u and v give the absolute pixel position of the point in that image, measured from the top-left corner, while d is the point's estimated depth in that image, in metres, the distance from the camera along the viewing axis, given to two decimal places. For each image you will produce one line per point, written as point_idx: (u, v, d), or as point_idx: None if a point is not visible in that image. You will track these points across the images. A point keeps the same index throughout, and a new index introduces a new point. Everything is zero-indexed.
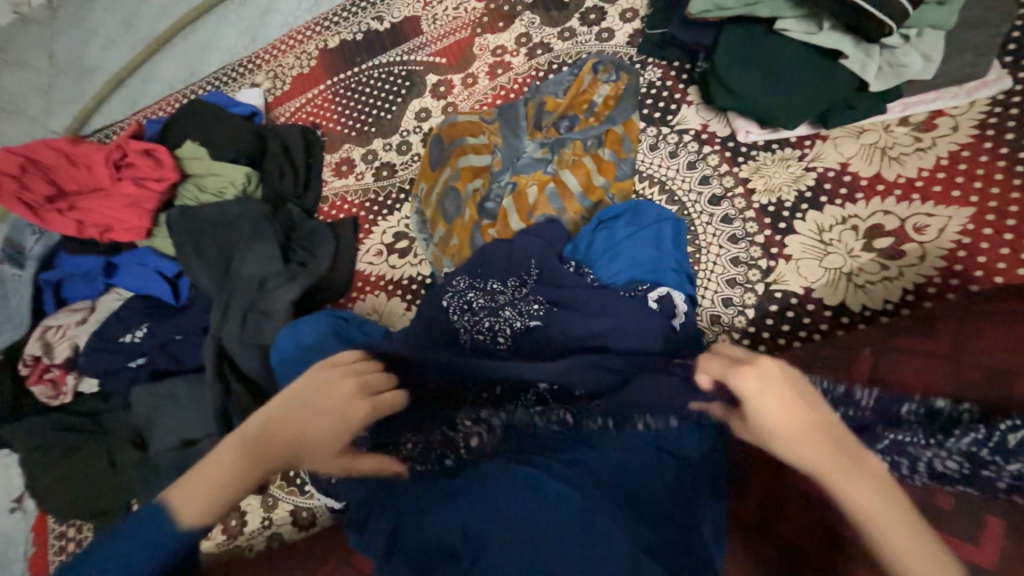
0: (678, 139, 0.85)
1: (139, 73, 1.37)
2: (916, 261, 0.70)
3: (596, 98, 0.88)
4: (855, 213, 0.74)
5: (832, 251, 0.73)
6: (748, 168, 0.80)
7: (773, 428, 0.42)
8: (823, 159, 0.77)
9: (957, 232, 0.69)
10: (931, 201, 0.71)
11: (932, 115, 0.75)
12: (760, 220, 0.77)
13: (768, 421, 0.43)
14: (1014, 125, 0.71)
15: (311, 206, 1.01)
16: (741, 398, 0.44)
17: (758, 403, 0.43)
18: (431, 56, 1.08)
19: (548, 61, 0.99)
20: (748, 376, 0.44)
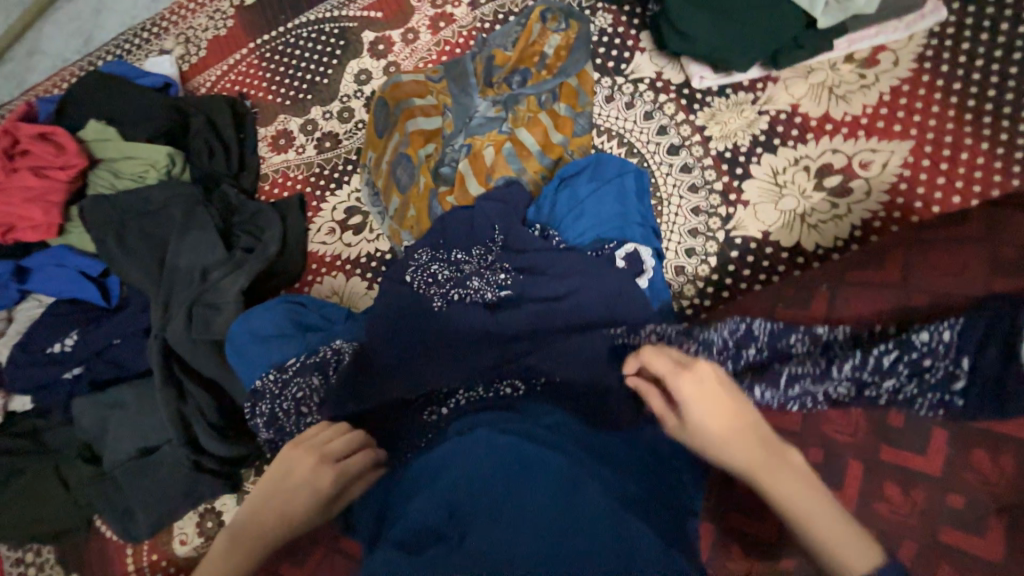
0: (634, 89, 0.83)
1: (22, 44, 1.19)
2: (862, 197, 0.72)
3: (546, 48, 0.84)
4: (806, 154, 0.76)
5: (786, 193, 0.75)
6: (704, 114, 0.79)
7: (711, 427, 0.45)
8: (775, 101, 0.77)
9: (899, 166, 0.72)
10: (876, 137, 0.74)
11: (874, 51, 0.76)
12: (717, 168, 0.78)
13: (707, 420, 0.45)
14: (948, 58, 0.73)
15: (250, 186, 0.92)
16: (682, 400, 0.46)
17: (698, 404, 0.45)
18: (365, 10, 0.98)
19: (493, 11, 0.92)
20: (685, 384, 0.45)
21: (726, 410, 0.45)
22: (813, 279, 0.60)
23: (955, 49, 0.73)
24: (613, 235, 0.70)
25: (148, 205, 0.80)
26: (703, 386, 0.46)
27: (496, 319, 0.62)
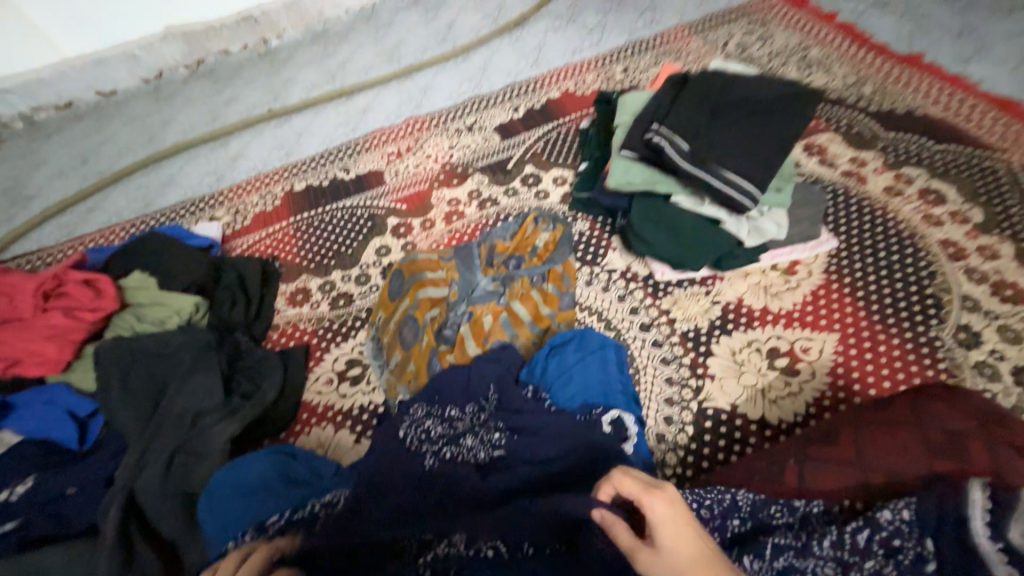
0: (608, 277, 1.01)
1: (86, 202, 1.38)
2: (809, 378, 0.84)
3: (538, 242, 1.04)
4: (756, 338, 0.89)
5: (746, 370, 0.86)
6: (668, 300, 0.96)
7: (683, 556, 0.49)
8: (723, 294, 0.95)
9: (833, 353, 0.86)
10: (809, 328, 0.89)
11: (793, 264, 0.97)
12: (683, 345, 0.90)
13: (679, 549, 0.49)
14: (848, 272, 0.95)
15: (260, 334, 1.00)
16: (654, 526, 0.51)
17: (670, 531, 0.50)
18: (392, 202, 1.23)
19: (496, 212, 1.17)
20: (659, 509, 0.52)
21: (692, 536, 0.50)
22: (782, 451, 0.63)
23: (851, 266, 0.95)
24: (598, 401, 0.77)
25: (160, 347, 0.83)
26: (673, 510, 0.52)
27: (485, 480, 0.63)
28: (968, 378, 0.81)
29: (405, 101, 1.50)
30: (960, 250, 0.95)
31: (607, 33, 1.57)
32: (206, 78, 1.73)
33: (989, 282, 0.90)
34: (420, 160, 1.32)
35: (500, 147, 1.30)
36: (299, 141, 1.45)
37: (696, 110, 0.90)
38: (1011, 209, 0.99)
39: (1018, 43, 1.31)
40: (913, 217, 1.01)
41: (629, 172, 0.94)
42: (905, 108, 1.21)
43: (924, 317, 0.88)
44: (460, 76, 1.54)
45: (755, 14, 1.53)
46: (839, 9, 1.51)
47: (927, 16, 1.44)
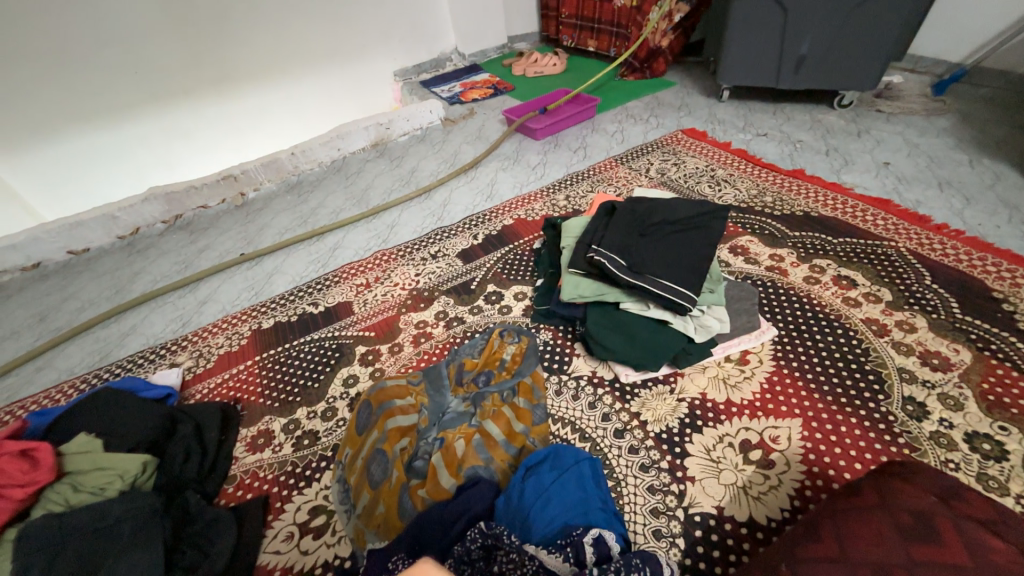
0: (576, 384, 1.03)
1: (37, 361, 1.34)
2: (785, 468, 0.84)
3: (504, 356, 1.08)
4: (726, 431, 0.91)
5: (724, 467, 0.86)
6: (636, 402, 0.98)
7: None
8: (687, 390, 0.99)
9: (802, 439, 0.88)
10: (773, 416, 0.92)
11: (744, 353, 1.04)
12: (658, 447, 0.90)
13: None
14: (794, 357, 1.02)
15: (213, 490, 0.93)
16: None
17: None
18: (361, 330, 1.26)
19: (462, 330, 1.21)
20: None
21: None
22: (772, 558, 0.61)
23: (795, 351, 1.03)
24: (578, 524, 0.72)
25: (97, 522, 0.75)
26: None
27: None
28: (929, 449, 0.84)
29: (372, 237, 1.63)
30: (883, 327, 1.06)
31: (548, 169, 1.85)
32: (182, 230, 1.85)
33: (916, 353, 0.99)
34: (388, 287, 1.39)
35: (463, 271, 1.40)
36: (270, 280, 1.51)
37: (627, 228, 1.04)
38: (912, 287, 1.14)
39: (873, 156, 1.63)
40: (835, 301, 1.13)
41: (576, 285, 1.03)
42: (801, 211, 1.43)
43: (872, 394, 0.93)
44: (423, 212, 1.72)
45: (666, 147, 1.86)
46: (731, 140, 1.86)
47: (799, 141, 1.79)
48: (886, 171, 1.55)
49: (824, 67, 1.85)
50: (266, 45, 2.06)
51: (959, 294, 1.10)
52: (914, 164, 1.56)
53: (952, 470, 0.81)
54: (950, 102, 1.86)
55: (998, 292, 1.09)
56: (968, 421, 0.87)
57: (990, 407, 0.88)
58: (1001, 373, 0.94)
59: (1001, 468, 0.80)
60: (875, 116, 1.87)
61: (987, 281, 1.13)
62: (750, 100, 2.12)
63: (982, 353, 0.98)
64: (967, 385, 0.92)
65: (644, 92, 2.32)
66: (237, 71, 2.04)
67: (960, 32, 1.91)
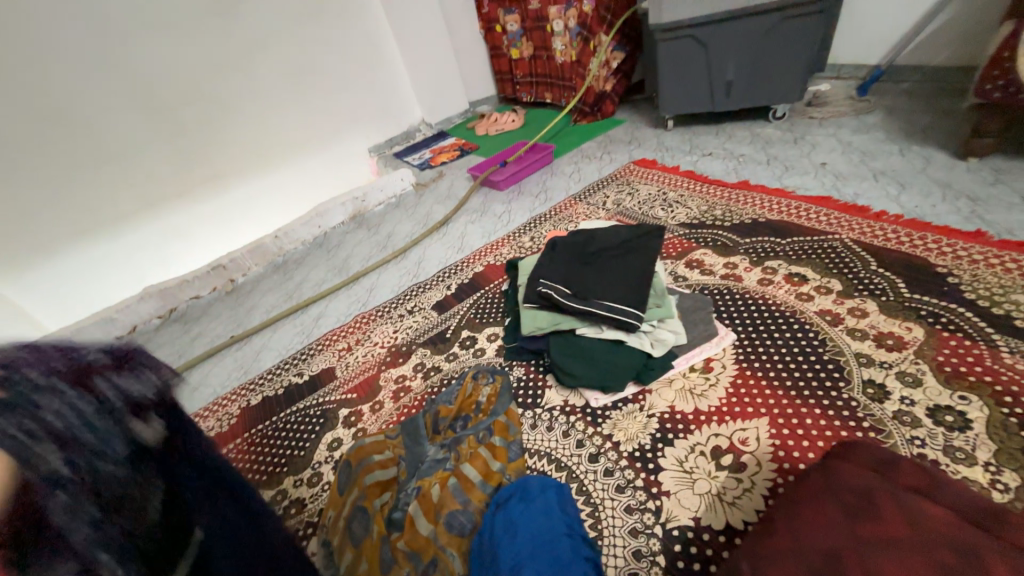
0: (550, 414, 1.06)
1: None
2: (757, 468, 0.85)
3: (479, 398, 1.11)
4: (697, 440, 0.92)
5: (697, 477, 0.86)
6: (608, 424, 1.00)
7: None
8: (656, 405, 1.01)
9: (769, 437, 0.89)
10: (740, 418, 0.94)
11: (707, 361, 1.06)
12: (633, 466, 0.91)
13: None
14: (756, 358, 1.05)
15: None
16: None
17: None
18: (344, 393, 1.30)
19: (439, 379, 1.25)
20: None
21: None
22: (736, 559, 0.61)
23: (755, 351, 1.06)
24: (542, 553, 0.73)
25: None
26: None
27: None
28: (893, 429, 0.85)
29: (353, 302, 1.71)
30: (836, 316, 1.09)
31: (514, 215, 1.96)
32: (177, 322, 1.94)
33: (871, 337, 1.02)
34: (369, 347, 1.45)
35: (438, 321, 1.46)
36: (258, 357, 1.57)
37: (572, 258, 1.11)
38: (860, 274, 1.18)
39: (811, 159, 1.73)
40: (789, 298, 1.17)
41: (533, 319, 1.09)
42: (749, 218, 1.51)
43: (833, 383, 0.95)
44: (400, 272, 1.81)
45: (620, 179, 1.98)
46: (680, 163, 1.98)
47: (741, 155, 1.91)
48: (824, 170, 1.65)
49: (751, 87, 2.01)
50: (248, 143, 2.27)
51: (903, 274, 1.15)
52: (848, 161, 1.66)
53: (919, 447, 0.81)
54: (876, 100, 1.99)
55: (942, 267, 1.13)
56: (928, 396, 0.88)
57: (948, 378, 0.90)
58: (955, 344, 0.96)
59: (967, 437, 0.81)
60: (809, 123, 2.00)
61: (930, 258, 1.17)
62: (694, 125, 2.28)
63: (934, 327, 1.00)
64: (923, 361, 0.94)
65: (597, 133, 2.49)
66: (224, 171, 2.24)
67: (870, 39, 2.08)
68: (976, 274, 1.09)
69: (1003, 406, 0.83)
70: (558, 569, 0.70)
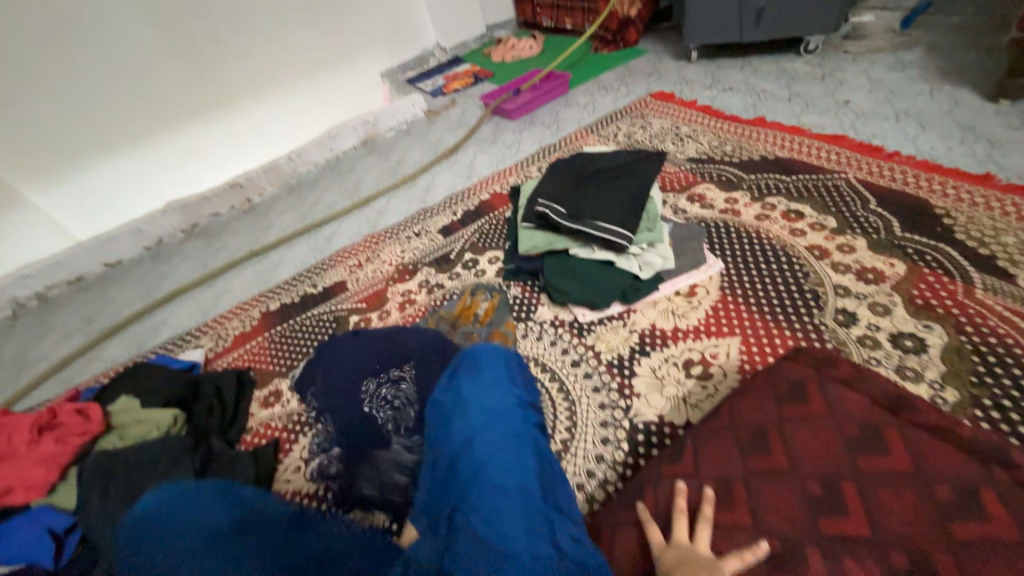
0: (540, 327, 1.15)
1: (85, 354, 1.56)
2: (722, 378, 0.94)
3: (478, 310, 1.22)
4: (672, 353, 1.01)
5: (667, 383, 0.96)
6: (593, 336, 1.08)
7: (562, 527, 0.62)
8: (639, 322, 1.08)
9: (739, 353, 0.97)
10: (714, 336, 1.01)
11: (693, 286, 1.12)
12: (610, 371, 1.01)
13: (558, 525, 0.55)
14: (740, 286, 1.10)
15: (234, 437, 1.09)
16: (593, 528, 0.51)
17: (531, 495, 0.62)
18: (354, 303, 1.41)
19: (442, 294, 1.34)
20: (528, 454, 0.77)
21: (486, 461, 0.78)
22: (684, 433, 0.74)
23: (740, 279, 1.11)
24: (495, 422, 0.76)
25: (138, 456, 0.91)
26: None
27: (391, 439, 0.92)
28: (854, 349, 0.92)
29: (364, 224, 1.78)
30: (824, 250, 1.12)
31: (523, 145, 1.95)
32: (199, 237, 2.05)
33: (853, 270, 1.06)
34: (377, 264, 1.54)
35: (443, 244, 1.53)
36: (274, 271, 1.67)
37: (570, 180, 1.15)
38: (857, 212, 1.20)
39: (836, 96, 1.66)
40: (782, 233, 1.20)
41: (528, 237, 1.15)
42: (759, 155, 1.49)
43: (808, 309, 1.01)
44: (409, 199, 1.84)
45: (635, 113, 1.92)
46: (698, 98, 1.91)
47: (763, 90, 1.83)
48: (845, 109, 1.59)
49: (785, 14, 1.88)
50: (260, 58, 2.19)
51: (900, 213, 1.16)
52: (874, 99, 1.59)
53: (874, 366, 0.89)
54: (919, 34, 1.86)
55: (940, 208, 1.14)
56: (893, 323, 0.94)
57: (917, 309, 0.95)
58: (932, 280, 0.99)
59: (920, 359, 0.87)
60: (841, 57, 1.88)
61: (931, 199, 1.17)
62: (720, 57, 2.16)
63: (916, 263, 1.03)
64: (898, 293, 0.99)
65: (617, 63, 2.38)
66: (237, 87, 2.18)
67: None
68: (973, 216, 1.10)
69: (961, 335, 0.89)
70: (511, 437, 0.74)
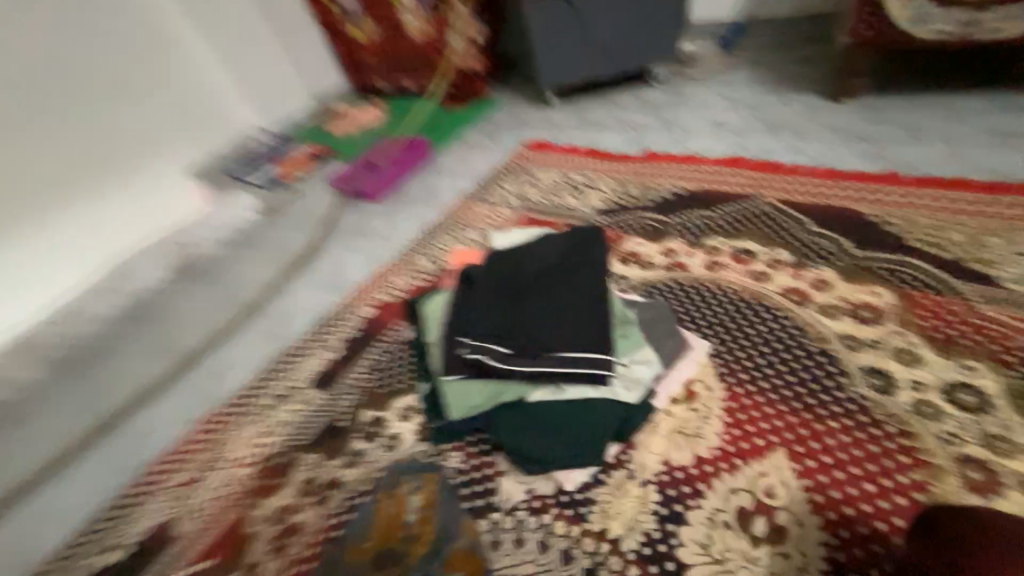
0: (514, 520, 0.75)
1: None
2: (798, 531, 0.66)
3: (408, 519, 0.77)
4: (715, 507, 0.70)
5: (735, 567, 0.64)
6: (596, 514, 0.72)
7: None
8: (647, 466, 0.76)
9: (797, 478, 0.70)
10: (752, 459, 0.73)
11: (687, 383, 0.85)
12: (647, 573, 0.66)
13: None
14: (740, 368, 0.85)
15: None
16: None
17: None
18: (195, 564, 0.86)
19: (343, 499, 0.87)
20: None
21: None
22: None
23: (736, 358, 0.87)
24: None
25: None
26: None
27: None
28: (921, 427, 0.72)
29: (187, 395, 1.15)
30: (802, 293, 0.95)
31: (398, 230, 1.55)
32: None
33: (845, 312, 0.89)
34: (221, 472, 0.98)
35: (321, 405, 1.04)
36: (27, 540, 0.97)
37: (499, 298, 0.85)
38: (803, 238, 1.07)
39: (706, 118, 1.64)
40: (745, 281, 1.01)
41: (466, 396, 0.79)
42: (669, 191, 1.34)
43: (832, 381, 0.80)
44: (250, 341, 1.25)
45: (516, 167, 1.69)
46: (575, 140, 1.76)
47: (636, 123, 1.75)
48: (722, 129, 1.55)
49: (629, 47, 1.86)
50: None
51: (843, 227, 1.06)
52: (741, 116, 1.59)
53: (958, 444, 0.69)
54: (741, 52, 1.99)
55: (875, 216, 1.07)
56: (933, 373, 0.78)
57: (940, 345, 0.81)
58: (926, 304, 0.87)
59: (993, 418, 0.71)
60: (688, 81, 1.92)
61: (859, 207, 1.10)
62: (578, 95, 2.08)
63: (898, 287, 0.91)
64: (909, 330, 0.84)
65: None
66: None
67: None
68: (908, 217, 1.04)
69: (1004, 369, 0.75)
70: None
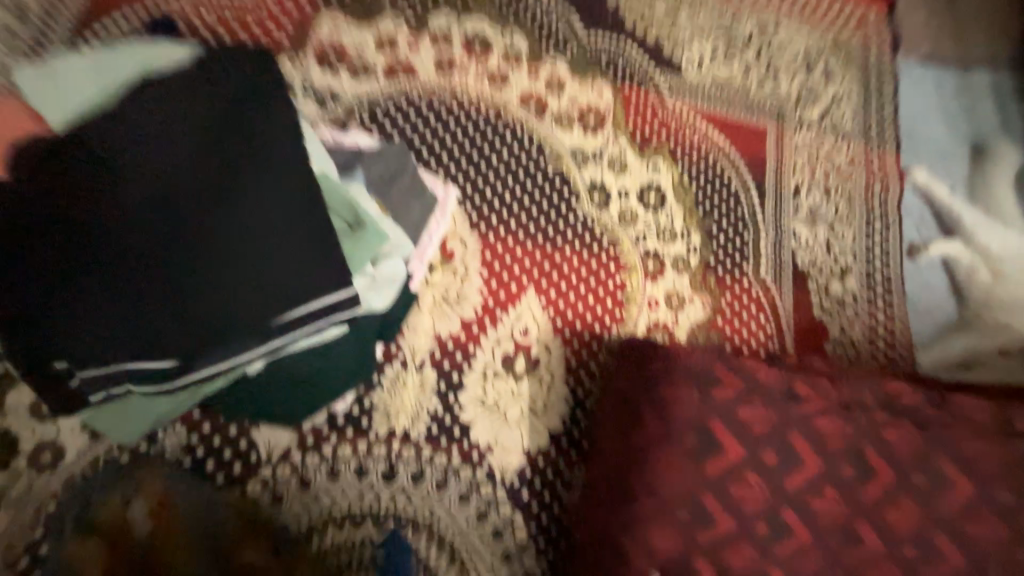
0: (290, 466, 0.65)
1: None
2: (549, 355, 0.76)
3: None
4: (486, 363, 0.74)
5: (506, 406, 0.73)
6: (380, 418, 0.69)
7: None
8: (419, 350, 0.72)
9: (545, 311, 0.78)
10: (510, 308, 0.77)
11: (443, 245, 0.76)
12: (438, 446, 0.70)
13: None
14: (490, 211, 0.79)
15: None
16: None
17: None
18: None
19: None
20: None
21: None
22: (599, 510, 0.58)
23: (486, 200, 0.80)
24: None
25: None
26: None
27: None
28: (624, 234, 0.84)
29: None
30: (539, 101, 0.85)
31: None
32: None
33: (576, 120, 0.86)
34: None
35: None
36: None
37: (75, 227, 0.43)
38: (537, 16, 0.89)
39: None
40: (484, 90, 0.83)
41: (123, 412, 0.49)
42: None
43: (566, 205, 0.83)
44: None
45: None
46: None
47: None
48: None
49: None
50: None
51: (574, 1, 0.92)
52: None
53: (642, 242, 0.85)
54: None
55: None
56: (634, 178, 0.87)
57: (642, 147, 0.88)
58: (636, 101, 0.90)
59: (665, 212, 0.87)
60: None
61: None
62: None
63: (617, 83, 0.90)
64: (622, 134, 0.88)
65: None
66: None
67: None
68: None
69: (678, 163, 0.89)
70: None
